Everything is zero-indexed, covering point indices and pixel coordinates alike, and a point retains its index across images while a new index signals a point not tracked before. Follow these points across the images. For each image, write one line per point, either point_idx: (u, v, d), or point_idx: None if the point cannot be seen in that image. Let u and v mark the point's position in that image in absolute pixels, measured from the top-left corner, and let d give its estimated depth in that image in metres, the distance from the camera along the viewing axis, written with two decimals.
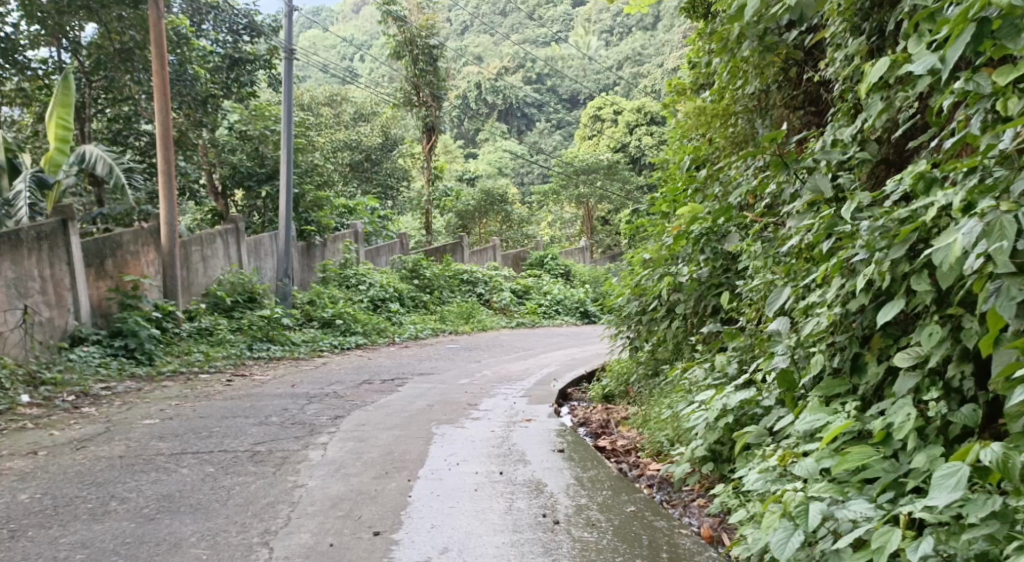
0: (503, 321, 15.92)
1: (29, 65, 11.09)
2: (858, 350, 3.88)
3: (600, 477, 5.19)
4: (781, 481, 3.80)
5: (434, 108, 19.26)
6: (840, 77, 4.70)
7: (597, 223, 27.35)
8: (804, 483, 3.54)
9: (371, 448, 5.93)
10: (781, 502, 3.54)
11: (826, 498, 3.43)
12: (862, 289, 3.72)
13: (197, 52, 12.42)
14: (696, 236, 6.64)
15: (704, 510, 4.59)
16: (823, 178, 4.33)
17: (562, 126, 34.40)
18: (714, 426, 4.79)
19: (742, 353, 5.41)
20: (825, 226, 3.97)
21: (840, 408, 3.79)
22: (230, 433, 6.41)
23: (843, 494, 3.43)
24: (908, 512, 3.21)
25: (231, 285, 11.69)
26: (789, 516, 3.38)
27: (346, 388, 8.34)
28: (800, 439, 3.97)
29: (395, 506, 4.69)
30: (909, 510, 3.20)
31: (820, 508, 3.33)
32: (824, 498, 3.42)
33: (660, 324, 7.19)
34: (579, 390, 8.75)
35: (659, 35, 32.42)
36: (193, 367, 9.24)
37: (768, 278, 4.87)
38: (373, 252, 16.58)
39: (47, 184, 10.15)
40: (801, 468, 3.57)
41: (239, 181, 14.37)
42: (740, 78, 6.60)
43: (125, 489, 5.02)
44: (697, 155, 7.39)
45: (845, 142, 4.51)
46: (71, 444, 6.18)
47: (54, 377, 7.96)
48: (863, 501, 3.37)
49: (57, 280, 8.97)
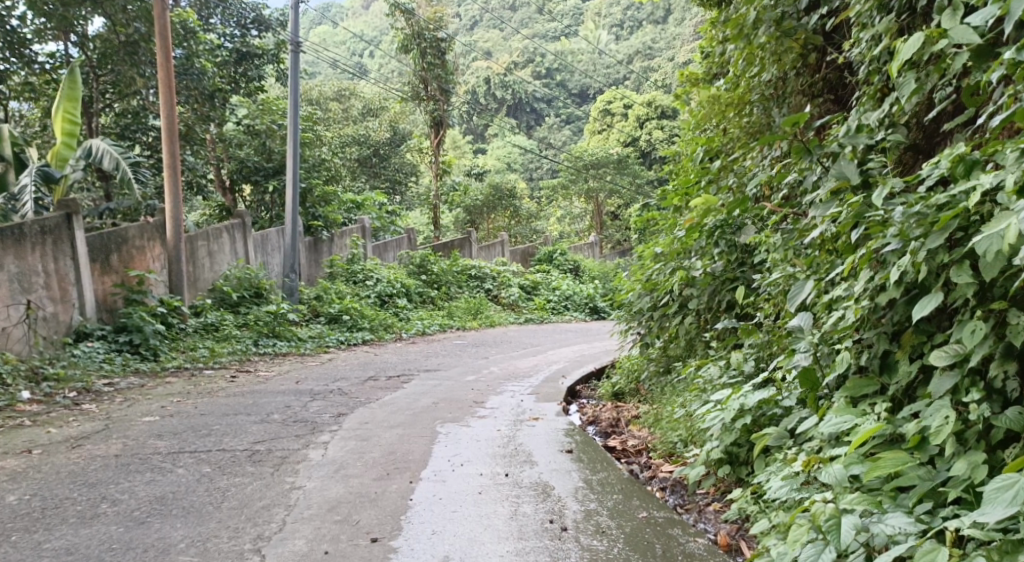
0: (512, 317, 15.68)
1: (36, 59, 10.89)
2: (888, 348, 3.65)
3: (610, 480, 4.96)
4: (806, 489, 3.58)
5: (443, 102, 18.99)
6: (866, 59, 4.48)
7: (607, 218, 27.07)
8: (833, 494, 3.33)
9: (373, 447, 5.70)
10: (809, 513, 3.32)
11: (858, 510, 3.21)
12: (894, 283, 3.50)
13: (205, 45, 12.19)
14: (710, 229, 6.47)
15: (721, 516, 4.37)
16: (848, 165, 4.12)
17: (572, 121, 34.07)
18: (731, 427, 4.56)
19: (759, 350, 5.20)
20: (854, 214, 3.74)
21: (867, 410, 3.57)
22: (230, 431, 6.20)
23: (878, 505, 3.21)
24: (955, 528, 2.99)
25: (237, 280, 11.49)
26: (818, 531, 3.16)
27: (351, 385, 8.12)
28: (824, 442, 3.75)
29: (394, 510, 4.48)
30: (956, 526, 2.98)
31: (853, 522, 3.11)
32: (857, 510, 3.20)
33: (672, 320, 6.94)
34: (588, 388, 8.53)
35: (670, 28, 32.04)
36: (197, 363, 9.05)
37: (790, 271, 4.67)
38: (380, 247, 16.37)
39: (54, 177, 9.77)
40: (828, 476, 3.35)
41: (245, 175, 14.13)
42: (756, 65, 6.38)
43: (117, 491, 4.82)
44: (710, 146, 7.15)
45: (871, 127, 4.31)
46: (66, 443, 5.98)
47: (55, 373, 7.76)
48: (900, 514, 3.15)
49: (62, 275, 8.79)
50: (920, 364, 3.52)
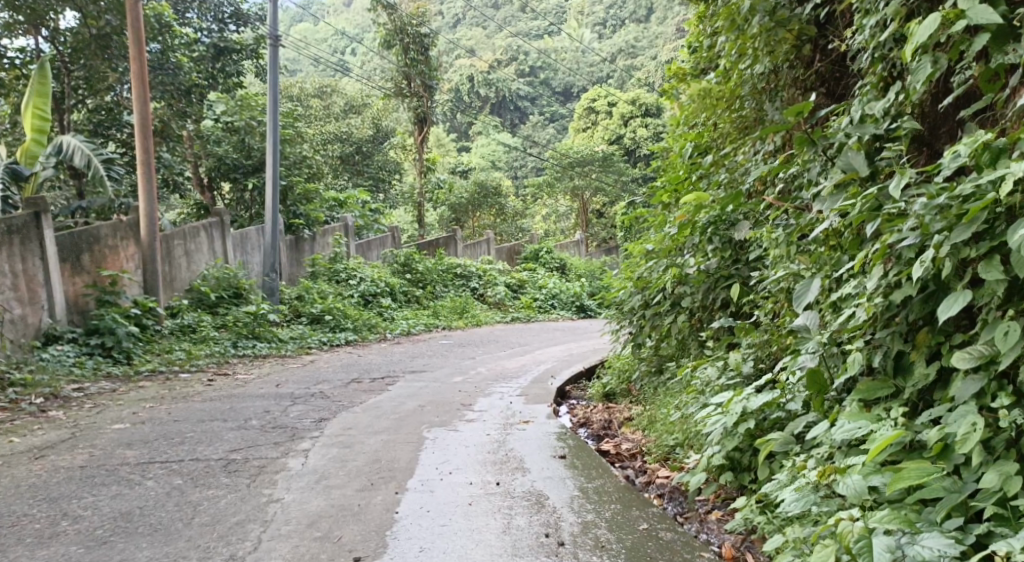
0: (498, 316, 15.44)
1: (5, 53, 10.59)
2: (902, 350, 3.46)
3: (607, 488, 4.73)
4: (823, 504, 3.38)
5: (426, 98, 18.70)
6: (870, 45, 4.25)
7: (592, 215, 26.88)
8: (858, 510, 3.14)
9: (356, 455, 5.46)
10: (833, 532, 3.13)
11: (889, 529, 3.02)
12: (912, 279, 3.32)
13: (180, 39, 11.94)
14: (703, 225, 6.27)
15: (724, 527, 4.16)
16: (856, 155, 3.91)
17: (556, 119, 33.79)
18: (733, 431, 4.34)
19: (758, 350, 4.98)
20: (868, 207, 3.55)
21: (882, 414, 3.39)
22: (205, 439, 5.95)
23: (911, 525, 3.02)
24: (1000, 550, 2.82)
25: (215, 281, 11.20)
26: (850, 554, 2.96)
27: (333, 388, 7.86)
28: (836, 449, 3.55)
29: (379, 525, 4.27)
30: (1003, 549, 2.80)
31: (887, 544, 2.92)
32: (887, 529, 3.01)
33: (665, 318, 6.70)
34: (578, 388, 8.31)
35: (653, 26, 31.84)
36: (173, 366, 8.77)
37: (793, 269, 4.46)
38: (364, 246, 16.06)
39: (23, 175, 9.49)
40: (847, 487, 3.18)
41: (224, 173, 13.75)
42: (748, 57, 6.17)
43: (79, 508, 4.61)
44: (700, 142, 6.97)
45: (875, 117, 4.11)
46: (30, 453, 5.71)
47: (23, 378, 7.46)
48: (933, 531, 2.97)
49: (29, 276, 8.48)
50: (939, 366, 3.34)
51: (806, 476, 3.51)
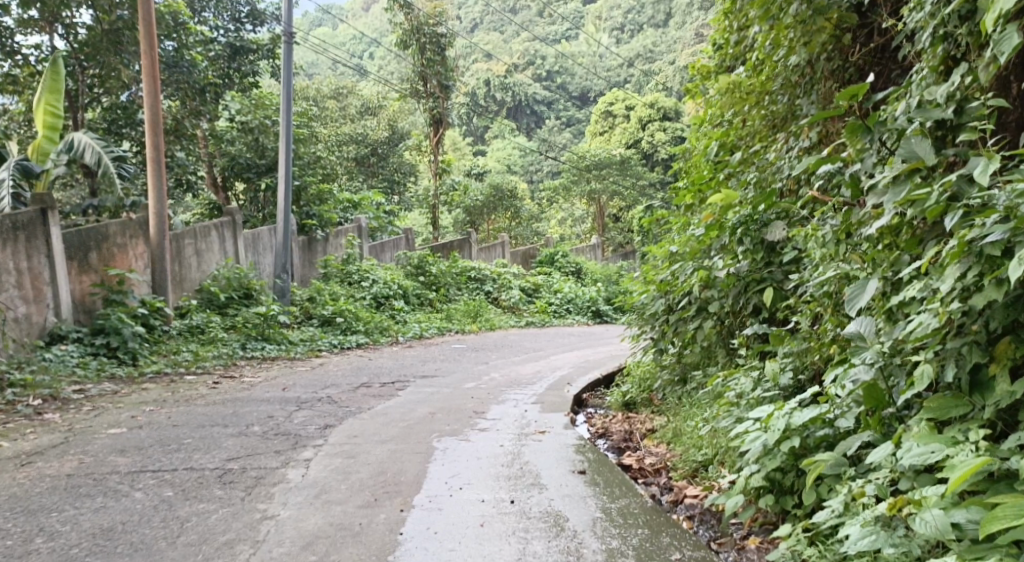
0: (512, 320, 15.00)
1: (19, 50, 10.26)
2: (981, 362, 3.14)
3: (633, 509, 4.31)
4: (902, 544, 3.00)
5: (442, 98, 18.27)
6: (931, 22, 3.90)
7: (609, 220, 26.38)
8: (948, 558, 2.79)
9: (361, 466, 5.06)
10: None
11: None
12: (996, 281, 3.02)
13: (196, 37, 11.57)
14: (733, 226, 5.80)
15: (764, 558, 3.75)
16: (921, 141, 3.56)
17: (572, 124, 33.24)
18: (774, 450, 3.92)
19: (798, 359, 4.59)
20: (945, 198, 3.25)
21: (957, 436, 3.09)
22: (202, 446, 5.56)
23: None
24: None
25: (226, 281, 10.82)
26: None
27: (342, 393, 7.45)
28: (908, 476, 3.20)
29: (380, 549, 3.89)
30: None
31: None
32: None
33: (690, 324, 6.24)
34: (596, 396, 7.90)
35: (672, 30, 31.27)
36: (179, 368, 8.41)
37: (845, 270, 4.04)
38: (377, 248, 15.66)
39: (34, 172, 9.12)
40: (928, 527, 2.90)
41: (237, 172, 13.40)
42: (783, 47, 5.72)
43: (58, 522, 4.23)
44: (726, 140, 6.57)
45: (937, 103, 3.73)
46: (16, 459, 5.34)
47: (23, 379, 7.13)
48: None
49: (35, 273, 8.13)
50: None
51: (872, 508, 3.14)
